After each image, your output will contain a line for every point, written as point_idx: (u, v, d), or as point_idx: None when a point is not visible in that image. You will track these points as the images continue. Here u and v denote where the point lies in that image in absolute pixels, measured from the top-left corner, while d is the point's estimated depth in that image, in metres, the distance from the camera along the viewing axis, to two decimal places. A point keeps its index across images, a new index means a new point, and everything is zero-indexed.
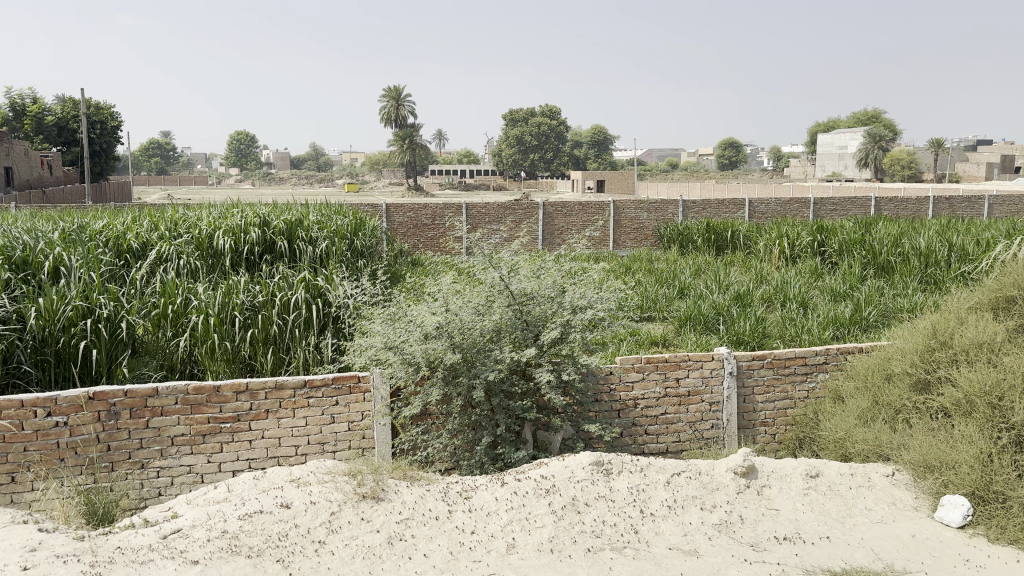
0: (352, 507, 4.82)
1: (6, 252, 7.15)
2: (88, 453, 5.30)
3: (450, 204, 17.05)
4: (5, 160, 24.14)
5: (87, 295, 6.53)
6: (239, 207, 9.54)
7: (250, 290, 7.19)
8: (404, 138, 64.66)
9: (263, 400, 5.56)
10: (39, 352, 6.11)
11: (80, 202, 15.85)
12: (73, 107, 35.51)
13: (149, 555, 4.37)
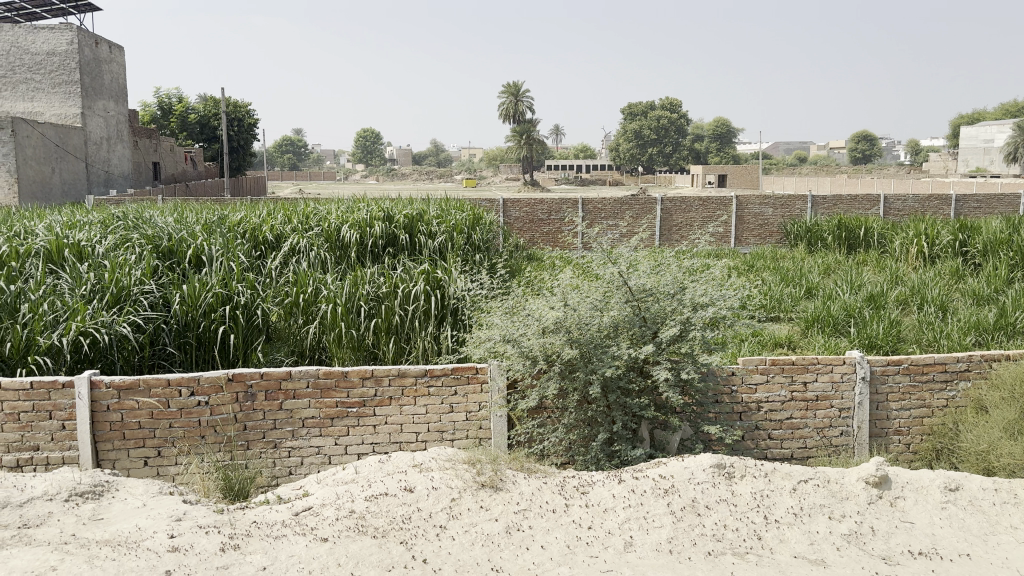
0: (472, 494, 4.89)
1: (154, 241, 7.66)
2: (226, 431, 5.61)
3: (568, 198, 17.04)
4: (154, 156, 25.93)
5: (227, 283, 6.93)
6: (365, 201, 9.87)
7: (374, 282, 7.40)
8: (521, 135, 65.44)
9: (387, 387, 5.72)
10: (182, 335, 6.55)
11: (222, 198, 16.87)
12: (214, 107, 37.82)
13: (283, 530, 4.59)
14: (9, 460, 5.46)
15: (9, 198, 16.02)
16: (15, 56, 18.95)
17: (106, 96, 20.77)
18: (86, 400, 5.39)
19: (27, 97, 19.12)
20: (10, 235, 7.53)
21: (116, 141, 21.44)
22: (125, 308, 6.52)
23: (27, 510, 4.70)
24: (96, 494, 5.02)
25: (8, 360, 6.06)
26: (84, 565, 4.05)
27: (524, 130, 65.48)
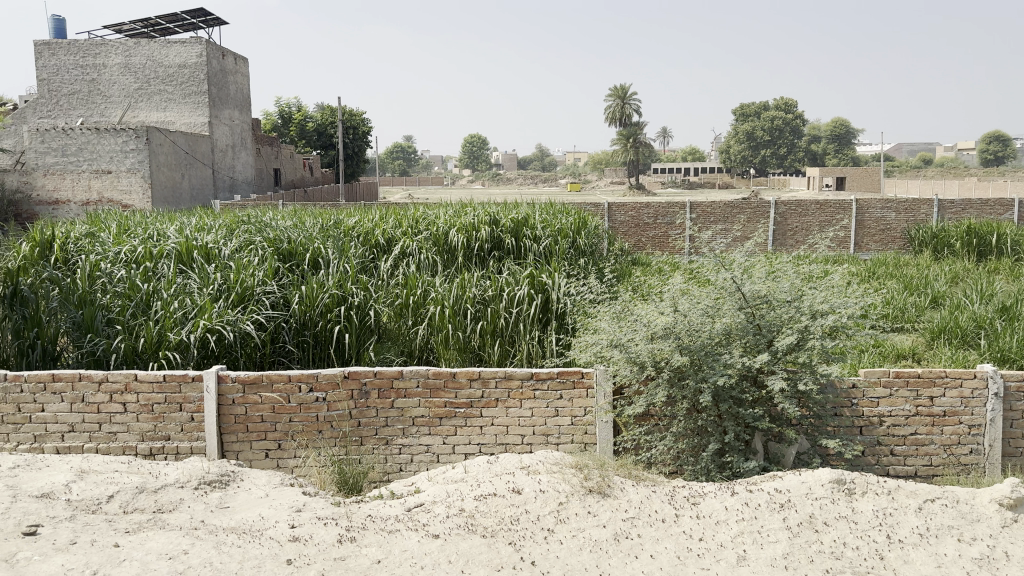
0: (579, 499, 4.86)
1: (275, 244, 8.06)
2: (341, 427, 5.80)
3: (676, 203, 16.76)
4: (275, 163, 27.19)
5: (342, 284, 7.23)
6: (472, 206, 10.01)
7: (481, 286, 7.51)
8: (629, 138, 65.07)
9: (494, 389, 5.76)
10: (300, 333, 6.92)
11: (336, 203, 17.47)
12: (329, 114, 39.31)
13: (396, 525, 4.71)
14: (143, 449, 5.79)
15: (145, 203, 16.91)
16: (150, 69, 20.08)
17: (231, 105, 21.84)
18: (213, 393, 5.69)
19: (161, 107, 20.25)
20: (145, 237, 8.02)
21: (239, 149, 22.56)
22: (248, 307, 6.87)
23: (160, 495, 4.99)
24: (222, 483, 5.29)
25: (142, 353, 6.48)
26: (213, 550, 4.26)
27: (629, 133, 65.10)
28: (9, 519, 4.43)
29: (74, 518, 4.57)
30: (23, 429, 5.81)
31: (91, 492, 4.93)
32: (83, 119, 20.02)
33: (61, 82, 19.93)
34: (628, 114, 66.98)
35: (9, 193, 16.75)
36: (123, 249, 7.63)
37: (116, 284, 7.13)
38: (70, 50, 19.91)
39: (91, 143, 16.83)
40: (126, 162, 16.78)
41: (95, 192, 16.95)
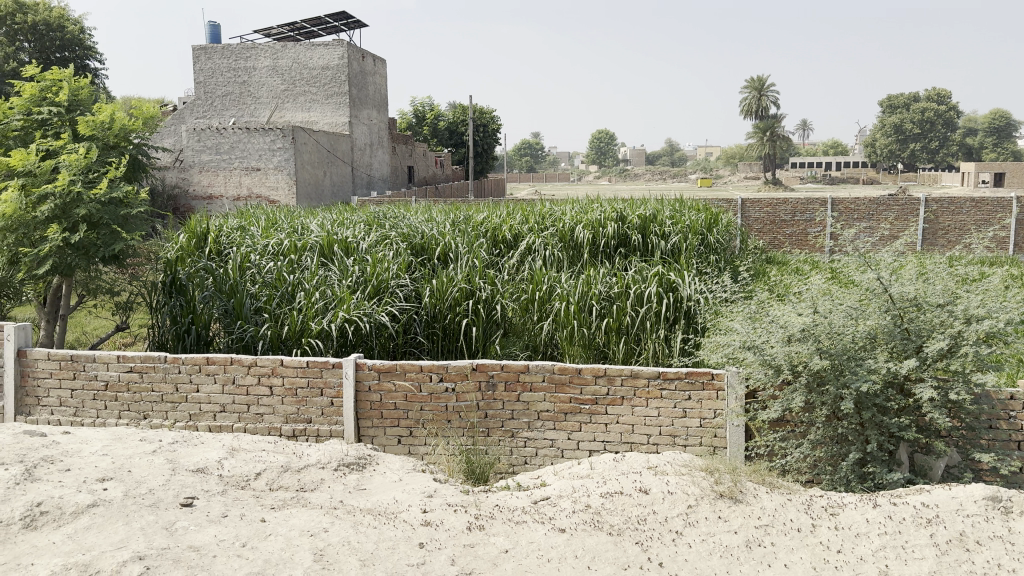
0: (709, 503, 4.76)
1: (408, 238, 8.38)
2: (469, 417, 5.93)
3: (816, 198, 16.10)
4: (409, 160, 28.10)
5: (470, 279, 7.45)
6: (599, 202, 9.98)
7: (607, 281, 7.49)
8: (763, 131, 63.04)
9: (619, 387, 5.71)
10: (431, 325, 7.22)
11: (464, 198, 17.79)
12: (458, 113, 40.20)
13: (524, 517, 4.78)
14: (287, 430, 6.13)
15: (289, 198, 17.83)
16: (297, 71, 21.16)
17: (370, 105, 22.73)
18: (351, 379, 5.96)
19: (305, 108, 21.34)
20: (290, 231, 8.50)
21: (377, 147, 23.52)
22: (383, 299, 7.21)
23: (303, 475, 5.28)
24: (359, 466, 5.54)
25: (286, 340, 6.91)
26: (351, 530, 4.46)
27: (767, 126, 63.08)
28: (170, 490, 4.80)
29: (226, 492, 4.90)
30: (180, 407, 6.25)
31: (242, 469, 5.28)
32: (236, 119, 21.36)
33: (217, 84, 21.39)
34: (766, 106, 64.81)
35: (169, 187, 18.09)
36: (270, 242, 8.10)
37: (264, 275, 7.60)
38: (224, 54, 21.30)
39: (242, 142, 17.88)
40: (274, 160, 17.76)
41: (244, 187, 17.99)
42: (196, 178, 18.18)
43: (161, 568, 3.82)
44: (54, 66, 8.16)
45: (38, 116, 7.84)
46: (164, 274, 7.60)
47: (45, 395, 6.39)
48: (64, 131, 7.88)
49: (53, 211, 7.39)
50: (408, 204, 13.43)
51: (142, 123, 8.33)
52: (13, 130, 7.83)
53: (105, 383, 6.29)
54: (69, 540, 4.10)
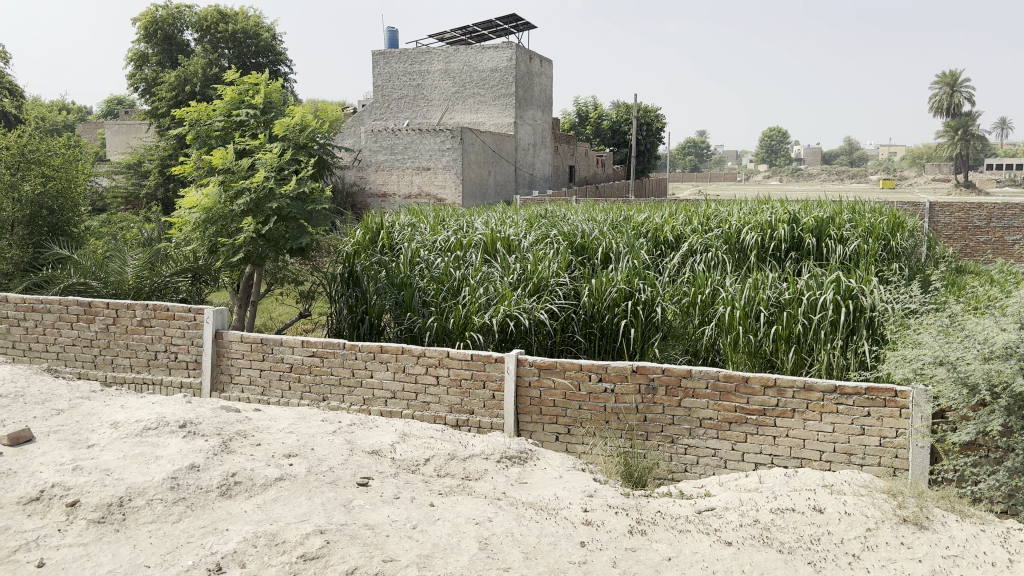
0: (891, 527, 4.47)
1: (569, 237, 8.49)
2: (628, 420, 5.87)
3: (1019, 203, 14.64)
4: (571, 160, 28.25)
5: (630, 279, 7.43)
6: (770, 203, 9.64)
7: (777, 288, 7.24)
8: (954, 131, 58.43)
9: (790, 399, 5.46)
10: (588, 325, 7.26)
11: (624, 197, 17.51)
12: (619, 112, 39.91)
13: (687, 526, 4.68)
14: (451, 419, 6.33)
15: (456, 196, 18.37)
16: (467, 73, 21.80)
17: (535, 106, 23.07)
18: (513, 374, 6.06)
19: (473, 109, 21.98)
20: (456, 228, 8.78)
21: (539, 147, 23.86)
22: (543, 297, 7.36)
23: (468, 464, 5.43)
24: (521, 459, 5.63)
25: (451, 333, 7.20)
26: (514, 522, 4.53)
27: (959, 123, 58.89)
28: (347, 469, 5.08)
29: (397, 475, 5.14)
30: (355, 391, 6.60)
31: (411, 454, 5.50)
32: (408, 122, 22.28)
33: (392, 87, 22.40)
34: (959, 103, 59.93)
35: (348, 185, 19.20)
36: (437, 238, 8.42)
37: (431, 270, 7.90)
38: (401, 58, 22.26)
39: (415, 142, 18.60)
40: (443, 159, 18.37)
41: (415, 186, 18.73)
42: (372, 176, 19.14)
43: (339, 543, 4.03)
44: (252, 72, 8.80)
45: (237, 118, 8.50)
46: (343, 266, 8.16)
47: (237, 373, 6.92)
48: (259, 132, 8.50)
49: (249, 205, 8.07)
50: (571, 202, 13.54)
51: (327, 124, 8.85)
52: (215, 129, 8.55)
53: (289, 365, 6.74)
54: (259, 510, 4.41)
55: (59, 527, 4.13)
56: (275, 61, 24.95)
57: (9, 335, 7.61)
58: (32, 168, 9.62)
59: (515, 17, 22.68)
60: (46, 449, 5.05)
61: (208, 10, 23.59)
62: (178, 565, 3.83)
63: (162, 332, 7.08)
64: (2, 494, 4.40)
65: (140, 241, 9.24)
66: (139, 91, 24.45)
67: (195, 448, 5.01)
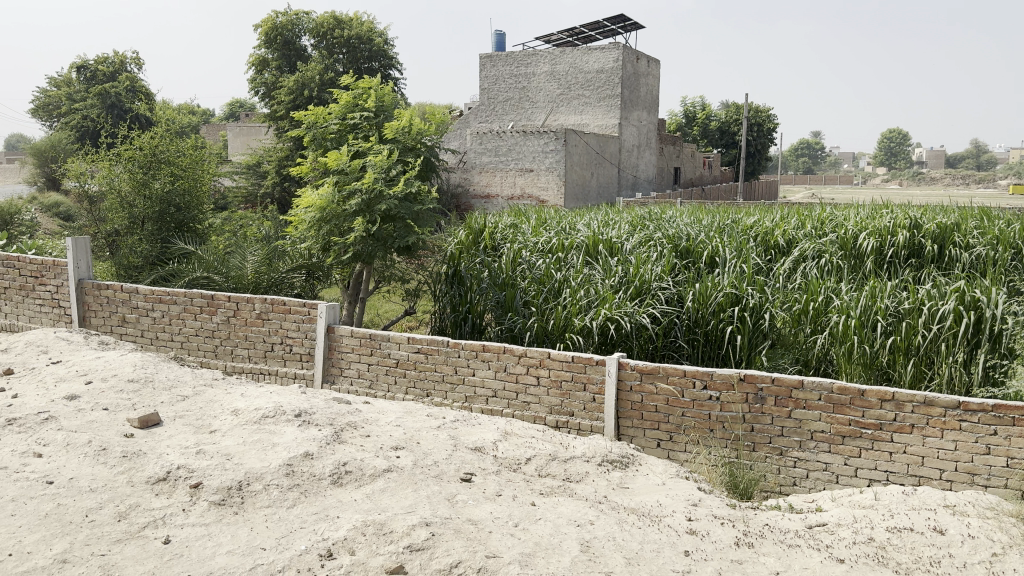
0: (1021, 554, 4.16)
1: (674, 240, 8.38)
2: (734, 429, 5.72)
3: None
4: (677, 161, 27.85)
5: (737, 284, 7.24)
6: (890, 207, 9.22)
7: (895, 296, 6.92)
8: None
9: (909, 414, 5.18)
10: (692, 330, 7.10)
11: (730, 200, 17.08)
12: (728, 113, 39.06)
13: (796, 541, 4.51)
14: (551, 420, 6.33)
15: (558, 198, 18.38)
16: (573, 75, 21.78)
17: (641, 107, 22.81)
18: (614, 378, 6.00)
19: (577, 111, 21.99)
20: (558, 229, 8.79)
21: (644, 149, 23.61)
22: (645, 300, 7.28)
23: (569, 465, 5.42)
24: (623, 463, 5.57)
25: (551, 334, 7.26)
26: (616, 526, 4.48)
27: None
28: (451, 464, 5.17)
29: (499, 473, 5.20)
30: (458, 389, 6.70)
31: (513, 453, 5.54)
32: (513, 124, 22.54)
33: (499, 90, 22.79)
34: None
35: (453, 186, 19.54)
36: (539, 240, 8.46)
37: (533, 271, 7.95)
38: (508, 61, 22.56)
39: (518, 144, 18.72)
40: (546, 161, 18.41)
41: (518, 187, 18.86)
42: (478, 178, 19.39)
43: (444, 536, 4.09)
44: (366, 76, 9.07)
45: (351, 121, 8.81)
46: (447, 266, 8.31)
47: (347, 367, 7.14)
48: (371, 134, 8.75)
49: (359, 206, 8.35)
50: (679, 204, 13.37)
51: (434, 127, 9.04)
52: (330, 132, 8.89)
53: (395, 361, 6.90)
54: (367, 499, 4.54)
55: (184, 507, 4.36)
56: (386, 65, 25.53)
57: (138, 324, 8.10)
58: (163, 167, 10.23)
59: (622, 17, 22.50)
60: (173, 432, 5.36)
61: (324, 16, 24.45)
62: (291, 549, 3.97)
63: (278, 325, 7.38)
64: (133, 473, 4.69)
65: (258, 238, 9.68)
66: (261, 94, 25.62)
67: (309, 437, 5.20)
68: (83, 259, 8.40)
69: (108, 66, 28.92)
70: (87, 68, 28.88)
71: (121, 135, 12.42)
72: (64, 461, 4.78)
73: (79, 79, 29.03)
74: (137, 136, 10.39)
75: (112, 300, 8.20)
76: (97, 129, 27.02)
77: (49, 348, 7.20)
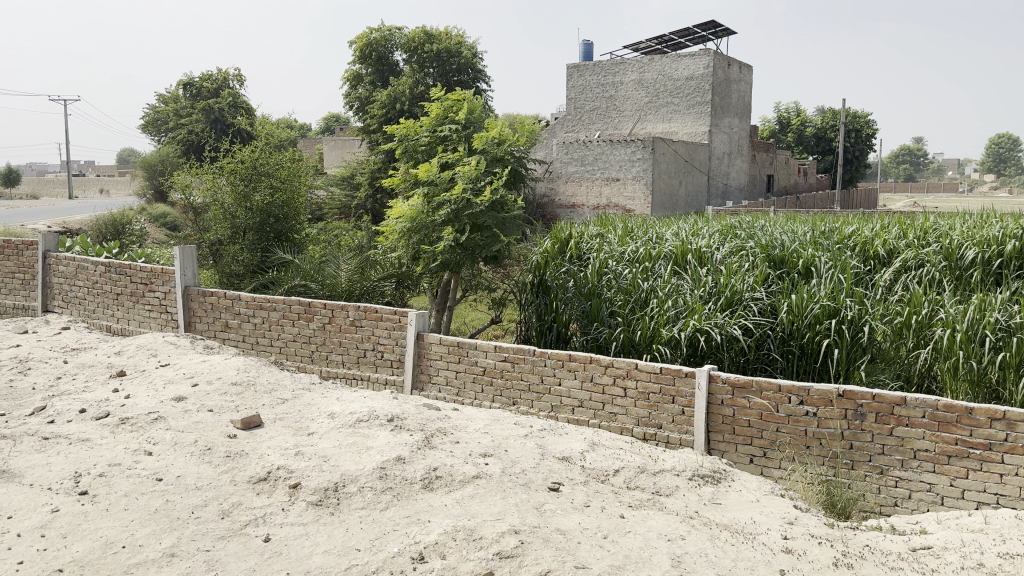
0: None
1: (767, 250, 8.20)
2: (832, 446, 5.51)
3: None
4: (770, 169, 27.22)
5: (834, 296, 7.00)
6: (1000, 216, 8.76)
7: (1006, 310, 6.57)
8: None
9: (1022, 434, 4.88)
10: (786, 343, 6.90)
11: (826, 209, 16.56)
12: (826, 120, 37.95)
13: (900, 563, 4.31)
14: (639, 432, 6.25)
15: (646, 208, 18.20)
16: (661, 82, 21.57)
17: (732, 114, 22.38)
18: (705, 391, 5.88)
19: (666, 120, 21.76)
20: (646, 239, 8.71)
21: (736, 156, 23.15)
22: (737, 311, 7.14)
23: (658, 478, 5.35)
24: (714, 479, 5.45)
25: (638, 344, 7.19)
26: (708, 542, 4.39)
27: None
28: (539, 473, 5.18)
29: (587, 484, 5.17)
30: (544, 398, 6.70)
31: (602, 464, 5.50)
32: (599, 133, 22.52)
33: (586, 99, 22.82)
34: None
35: (539, 197, 19.58)
36: (627, 249, 8.39)
37: (621, 280, 7.90)
38: (596, 70, 22.58)
39: (605, 153, 18.66)
40: (633, 170, 18.29)
41: (604, 197, 18.77)
42: (563, 188, 19.41)
43: (533, 544, 4.10)
44: (457, 89, 9.24)
45: (442, 133, 9.00)
46: (533, 276, 8.34)
47: (435, 374, 7.25)
48: (460, 146, 8.90)
49: (449, 215, 8.51)
50: (772, 211, 13.04)
51: (521, 137, 9.13)
52: (421, 144, 9.09)
53: (482, 369, 6.96)
54: (457, 505, 4.59)
55: (283, 506, 4.51)
56: (475, 78, 25.87)
57: (240, 329, 8.45)
58: (262, 180, 10.67)
59: (712, 24, 22.17)
60: (273, 434, 5.56)
61: (416, 32, 25.00)
62: (385, 551, 4.05)
63: (370, 332, 7.56)
64: (236, 472, 4.89)
65: (352, 247, 9.96)
66: (355, 108, 26.39)
67: (401, 441, 5.31)
68: (189, 267, 8.83)
69: (212, 83, 30.30)
70: (193, 85, 30.35)
71: (225, 150, 13.03)
72: (172, 459, 5.02)
73: (185, 96, 30.53)
74: (239, 150, 10.87)
75: (216, 306, 8.58)
76: (202, 143, 28.41)
77: (159, 351, 7.60)
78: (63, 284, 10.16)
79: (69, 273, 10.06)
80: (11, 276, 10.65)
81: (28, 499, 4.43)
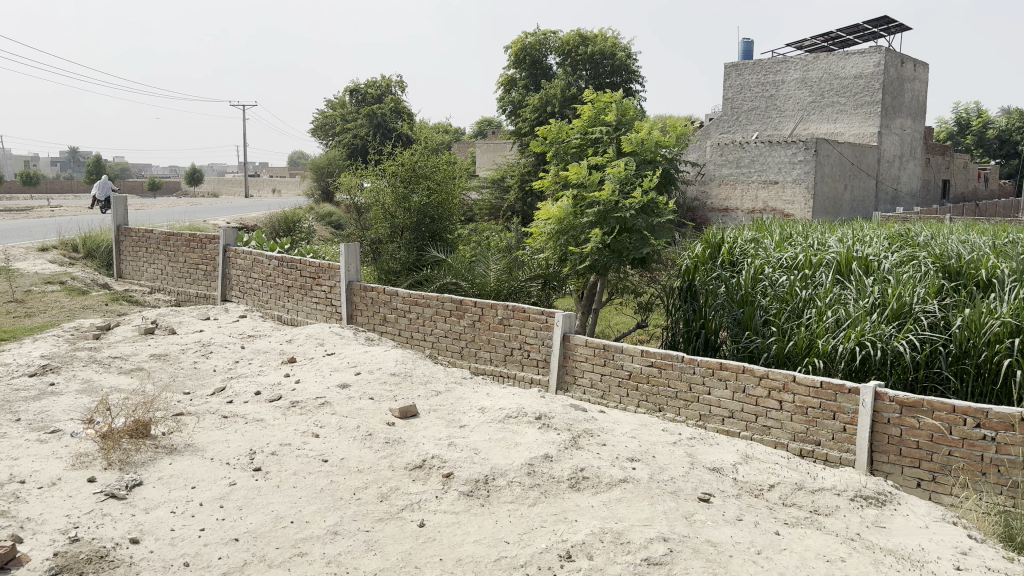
0: None
1: (942, 259, 7.63)
2: (1012, 475, 5.06)
3: None
4: (946, 173, 25.24)
5: (1019, 313, 6.40)
6: None
7: None
8: None
9: None
10: (961, 361, 6.41)
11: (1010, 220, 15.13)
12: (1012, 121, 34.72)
13: None
14: (794, 447, 6.01)
15: (805, 213, 17.40)
16: (827, 82, 20.55)
17: (904, 115, 20.95)
18: (869, 408, 5.55)
19: (831, 120, 20.68)
20: (806, 245, 8.33)
21: (907, 160, 21.64)
22: (905, 325, 6.70)
23: (816, 497, 5.10)
24: (878, 501, 5.14)
25: (793, 356, 6.90)
26: (871, 567, 4.15)
27: None
28: (688, 481, 5.08)
29: (739, 497, 5.02)
30: (692, 406, 6.56)
31: (754, 477, 5.31)
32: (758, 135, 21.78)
33: (744, 100, 22.15)
34: None
35: (690, 200, 19.25)
36: (784, 256, 8.06)
37: (776, 288, 7.62)
38: (756, 70, 21.87)
39: (762, 155, 18.03)
40: (793, 173, 17.53)
41: (760, 201, 18.18)
42: (716, 191, 18.92)
43: (682, 553, 4.03)
44: (609, 90, 9.26)
45: (592, 135, 9.09)
46: (681, 281, 8.17)
47: (581, 375, 7.27)
48: (610, 148, 8.91)
49: (597, 217, 8.55)
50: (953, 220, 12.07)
51: (676, 138, 8.99)
52: (571, 146, 9.21)
53: (629, 373, 6.90)
54: (605, 507, 4.59)
55: (437, 494, 4.68)
56: (628, 81, 25.70)
57: (397, 323, 8.83)
58: (421, 181, 11.10)
59: (885, 19, 20.86)
60: (428, 424, 5.78)
61: (570, 35, 25.15)
62: (533, 546, 4.11)
63: (518, 331, 7.69)
64: (394, 459, 5.12)
65: (502, 248, 10.18)
66: (508, 112, 26.89)
67: (548, 440, 5.36)
68: (353, 263, 9.30)
69: (376, 89, 31.90)
70: (358, 91, 32.03)
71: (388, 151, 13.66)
72: (336, 443, 5.33)
73: (351, 101, 32.27)
74: (400, 152, 11.36)
75: (375, 301, 9.01)
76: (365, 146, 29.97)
77: (324, 341, 8.09)
78: (240, 276, 11.02)
79: (245, 266, 10.89)
80: (196, 267, 11.67)
81: (209, 471, 4.85)
